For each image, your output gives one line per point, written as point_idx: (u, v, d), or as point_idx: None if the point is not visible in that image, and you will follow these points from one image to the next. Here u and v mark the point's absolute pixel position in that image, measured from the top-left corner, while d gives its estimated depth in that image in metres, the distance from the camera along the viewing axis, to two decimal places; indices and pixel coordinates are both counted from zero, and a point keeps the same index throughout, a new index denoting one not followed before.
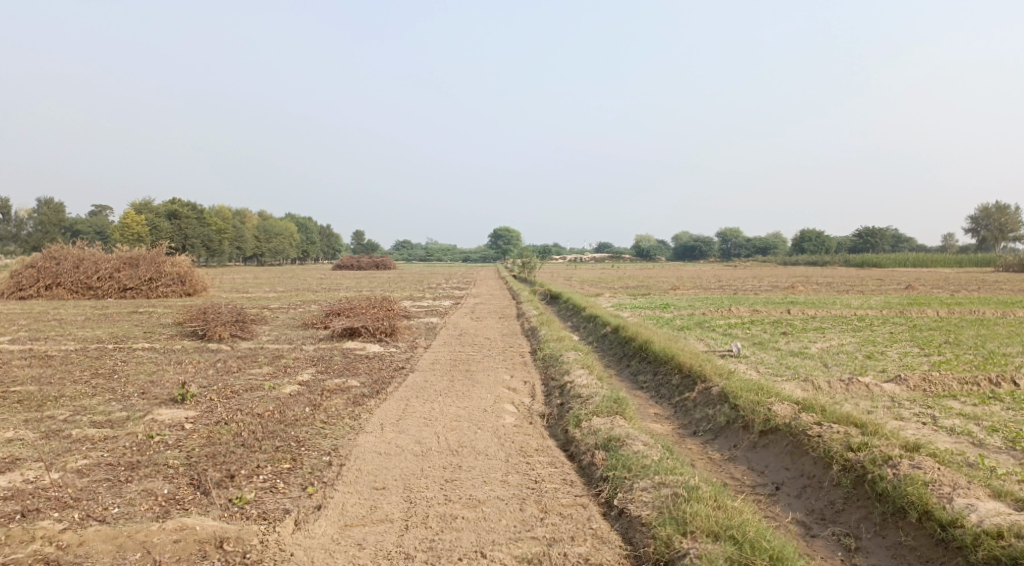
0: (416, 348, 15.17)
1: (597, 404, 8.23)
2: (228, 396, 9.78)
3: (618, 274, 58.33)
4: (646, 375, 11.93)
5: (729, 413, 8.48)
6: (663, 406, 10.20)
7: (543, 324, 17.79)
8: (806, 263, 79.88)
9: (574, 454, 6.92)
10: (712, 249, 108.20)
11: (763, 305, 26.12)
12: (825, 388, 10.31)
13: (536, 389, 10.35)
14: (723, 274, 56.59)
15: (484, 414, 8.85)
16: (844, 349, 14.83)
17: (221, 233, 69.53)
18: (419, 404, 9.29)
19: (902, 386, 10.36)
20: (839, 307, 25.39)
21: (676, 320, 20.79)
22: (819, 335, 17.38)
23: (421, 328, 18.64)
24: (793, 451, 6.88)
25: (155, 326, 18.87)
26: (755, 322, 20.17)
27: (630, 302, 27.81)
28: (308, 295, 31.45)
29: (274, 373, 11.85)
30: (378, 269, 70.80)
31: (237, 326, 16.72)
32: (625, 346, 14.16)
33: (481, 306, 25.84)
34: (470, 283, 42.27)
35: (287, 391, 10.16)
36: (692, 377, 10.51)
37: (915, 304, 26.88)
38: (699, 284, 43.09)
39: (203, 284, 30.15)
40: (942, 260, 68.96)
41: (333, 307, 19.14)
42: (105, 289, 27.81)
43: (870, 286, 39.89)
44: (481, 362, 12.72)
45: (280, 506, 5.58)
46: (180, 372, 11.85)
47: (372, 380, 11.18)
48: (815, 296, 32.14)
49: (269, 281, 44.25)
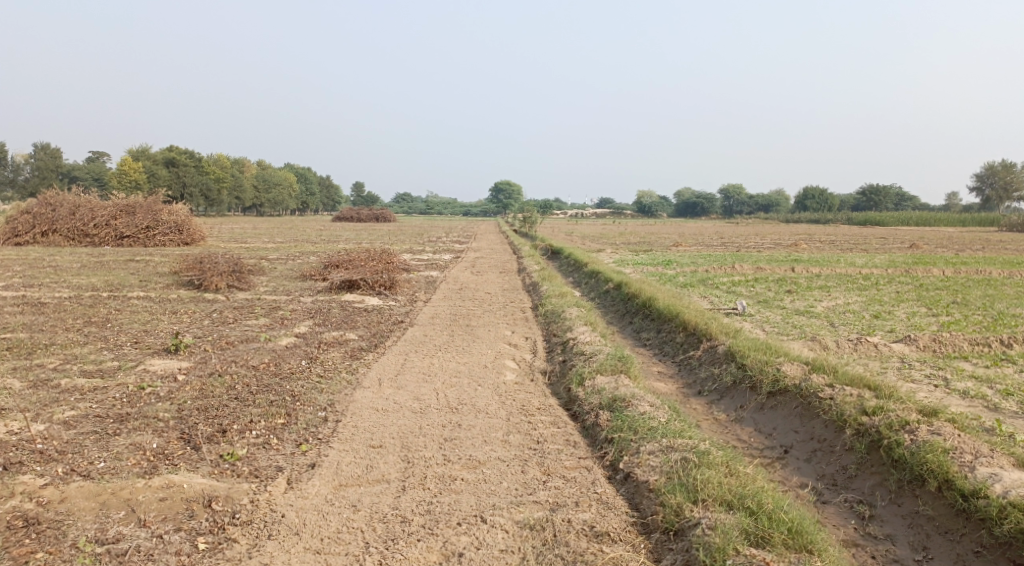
0: (416, 301, 14.93)
1: (601, 361, 7.99)
2: (223, 348, 9.56)
3: (619, 229, 57.81)
4: (650, 333, 11.72)
5: (736, 373, 8.27)
6: (667, 364, 10.01)
7: (545, 279, 17.54)
8: (809, 220, 79.30)
9: (576, 413, 6.70)
10: (714, 206, 107.31)
11: (766, 263, 25.84)
12: (833, 348, 10.09)
13: (538, 345, 10.14)
14: (724, 230, 56.11)
15: (485, 370, 8.64)
16: (850, 307, 14.59)
17: (219, 182, 68.71)
18: (418, 359, 9.08)
19: (912, 347, 10.14)
20: (844, 266, 25.10)
21: (679, 277, 20.54)
22: (825, 293, 17.13)
23: (420, 282, 18.38)
24: (803, 414, 6.68)
25: (151, 275, 18.62)
26: (759, 280, 19.91)
27: (632, 258, 27.49)
28: (307, 246, 31.12)
29: (270, 324, 11.63)
30: (378, 221, 70.23)
31: (234, 277, 16.45)
32: (628, 302, 13.93)
33: (481, 260, 25.55)
34: (471, 236, 41.89)
35: (284, 343, 9.94)
36: (697, 335, 10.28)
37: (920, 262, 26.61)
38: (701, 240, 42.75)
39: (201, 233, 29.82)
40: (945, 219, 68.50)
41: (332, 258, 18.84)
42: (102, 237, 27.48)
43: (873, 245, 39.54)
44: (482, 317, 12.49)
45: (272, 464, 5.37)
46: (175, 322, 11.62)
47: (370, 333, 10.95)
48: (818, 253, 31.88)
49: (267, 231, 43.84)
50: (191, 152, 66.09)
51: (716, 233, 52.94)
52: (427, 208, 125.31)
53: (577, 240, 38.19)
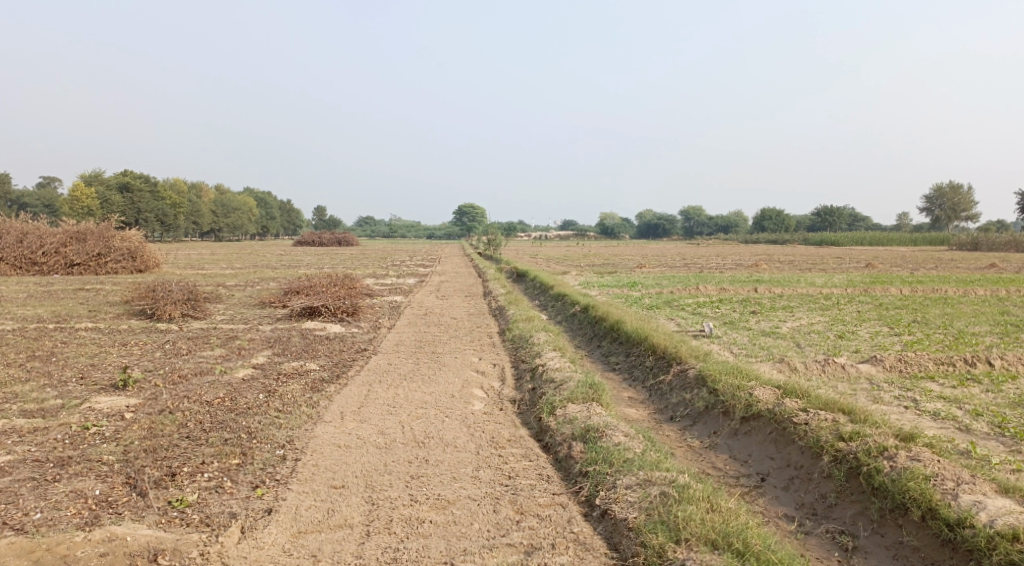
0: (380, 328, 14.54)
1: (572, 389, 7.79)
2: (175, 382, 9.06)
3: (583, 251, 58.16)
4: (619, 356, 11.59)
5: (708, 398, 8.15)
6: (637, 389, 9.86)
7: (511, 303, 17.33)
8: (768, 241, 81.00)
9: (549, 444, 6.47)
10: (675, 228, 109.04)
11: (729, 284, 26.10)
12: (802, 370, 10.08)
13: (507, 372, 9.89)
14: (687, 251, 56.88)
15: (452, 400, 8.35)
16: (815, 328, 14.73)
17: (176, 207, 67.03)
18: (382, 390, 8.74)
19: (878, 367, 10.21)
20: (805, 286, 25.50)
21: (645, 299, 20.56)
22: (788, 314, 17.31)
23: (384, 307, 17.98)
24: (778, 439, 6.59)
25: (101, 304, 17.80)
26: (724, 301, 20.05)
27: (597, 280, 27.50)
28: (266, 272, 30.34)
29: (227, 355, 11.13)
30: (340, 245, 69.30)
31: (189, 305, 15.83)
32: (595, 326, 13.81)
33: (447, 284, 25.22)
34: (436, 259, 41.49)
35: (240, 376, 9.48)
36: (667, 358, 10.18)
37: (877, 281, 27.22)
38: (664, 261, 43.19)
39: (155, 260, 28.88)
40: (896, 238, 70.73)
41: (292, 285, 18.32)
42: (50, 265, 26.33)
43: (831, 264, 40.45)
44: (448, 344, 12.19)
45: (225, 509, 4.99)
46: (124, 355, 11.02)
47: (332, 363, 10.55)
48: (779, 274, 32.44)
49: (226, 257, 42.75)
50: (147, 177, 64.42)
51: (679, 254, 53.65)
52: (391, 231, 124.38)
53: (542, 262, 38.15)
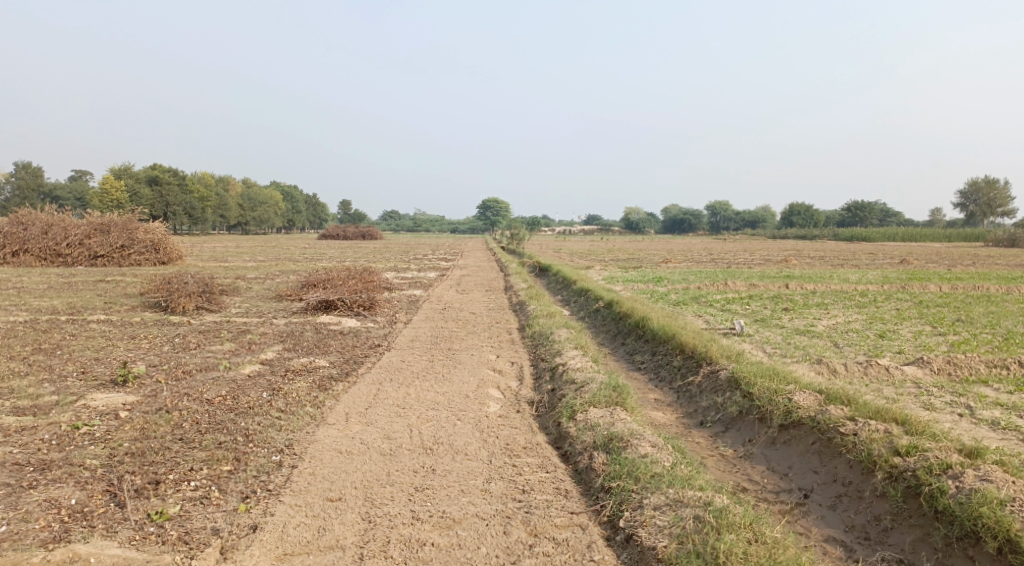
0: (396, 322, 14.07)
1: (594, 391, 7.22)
2: (178, 379, 8.66)
3: (607, 245, 57.40)
4: (644, 355, 11.00)
5: (742, 403, 7.53)
6: (663, 391, 9.26)
7: (532, 298, 16.76)
8: (796, 237, 79.32)
9: (567, 453, 5.92)
10: (701, 222, 107.49)
11: (758, 279, 25.25)
12: (842, 373, 9.37)
13: (524, 371, 9.35)
14: (713, 246, 55.73)
15: (466, 401, 7.82)
16: (852, 326, 13.94)
17: (203, 200, 67.59)
18: (392, 390, 8.24)
19: (926, 370, 9.45)
20: (838, 282, 24.55)
21: (671, 294, 19.87)
22: (823, 311, 16.50)
23: (402, 302, 17.52)
24: (823, 451, 5.97)
25: (119, 297, 17.63)
26: (753, 298, 19.24)
27: (622, 275, 26.85)
28: (288, 265, 30.14)
29: (236, 350, 10.74)
30: (364, 238, 69.33)
31: (204, 298, 15.55)
32: (619, 322, 13.22)
33: (467, 278, 24.70)
34: (458, 253, 41.13)
35: (247, 373, 9.06)
36: (695, 358, 9.57)
37: (914, 278, 26.11)
38: (689, 256, 42.26)
39: (178, 252, 28.91)
40: (930, 233, 68.65)
41: (309, 278, 17.97)
42: (75, 257, 26.42)
43: (864, 260, 39.16)
44: (465, 340, 11.67)
45: (207, 526, 4.57)
46: (131, 349, 10.70)
47: (343, 359, 10.09)
48: (810, 270, 31.38)
49: (250, 250, 42.79)
50: (175, 171, 65.08)
51: (706, 249, 52.55)
52: (415, 225, 124.56)
53: (564, 257, 37.48)
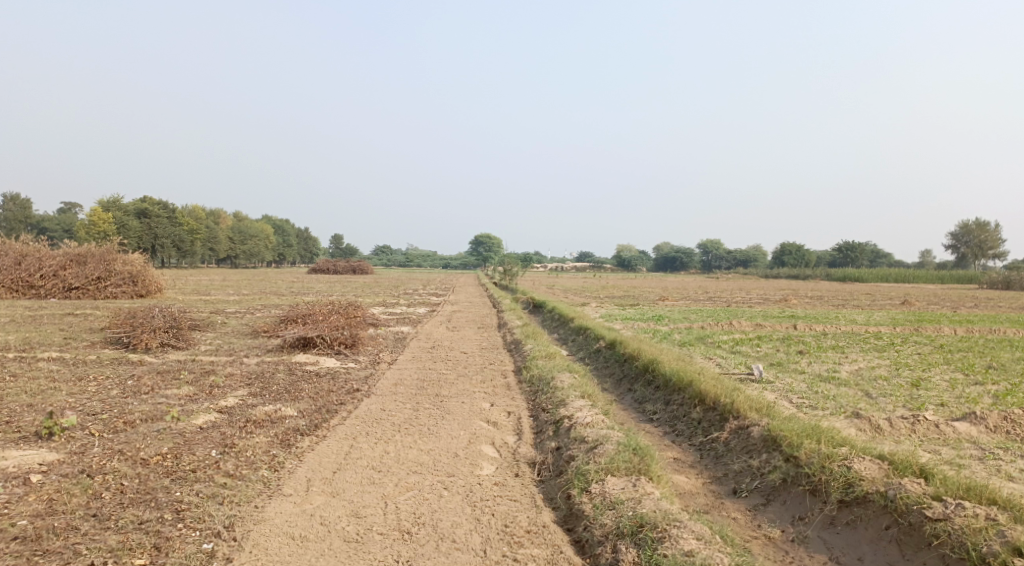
0: (379, 363, 12.76)
1: (611, 453, 5.97)
2: (116, 432, 7.34)
3: (600, 283, 56.27)
4: (656, 404, 9.79)
5: (786, 469, 6.33)
6: (683, 449, 8.02)
7: (528, 336, 15.53)
8: (789, 276, 78.81)
9: (581, 538, 4.70)
10: (694, 261, 107.05)
11: (763, 319, 24.13)
12: (887, 430, 8.15)
13: (523, 424, 8.11)
14: (707, 285, 54.81)
15: (455, 463, 6.54)
16: (879, 373, 12.74)
17: (192, 232, 66.23)
18: (367, 447, 6.95)
19: (983, 427, 8.26)
20: (846, 323, 23.45)
21: (675, 334, 18.70)
22: (840, 355, 15.33)
23: (388, 340, 16.20)
24: (903, 540, 4.94)
25: (82, 331, 16.26)
26: (763, 339, 18.05)
27: (620, 312, 25.69)
28: (272, 299, 28.82)
29: (193, 395, 9.42)
30: (354, 273, 67.94)
31: (171, 335, 14.23)
32: (624, 365, 12.04)
33: (458, 315, 23.43)
34: (450, 289, 39.90)
35: (199, 424, 7.75)
36: (719, 411, 8.39)
37: (923, 320, 25.13)
38: (686, 295, 41.18)
39: (158, 284, 27.53)
40: (923, 274, 68.03)
41: (289, 313, 16.67)
42: (48, 288, 24.95)
43: (864, 301, 38.25)
44: (455, 385, 10.38)
45: None
46: (74, 393, 9.35)
47: (315, 407, 8.77)
48: (813, 309, 30.24)
49: (236, 284, 41.25)
50: (164, 203, 63.88)
51: (701, 288, 51.51)
52: (406, 260, 123.54)
53: (557, 293, 36.26)
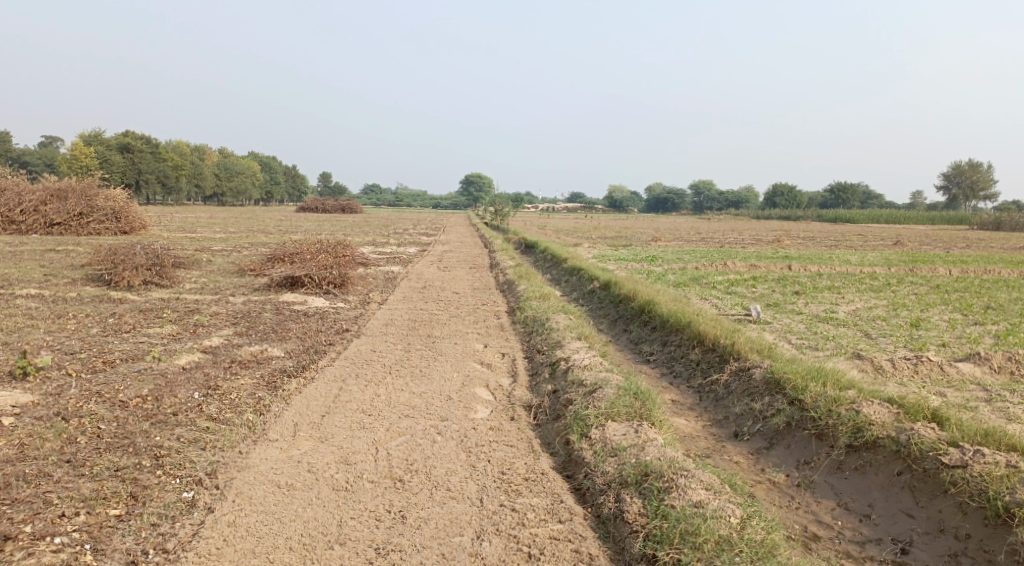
0: (370, 303, 12.46)
1: (611, 397, 5.73)
2: (94, 372, 7.03)
3: (592, 223, 55.77)
4: (653, 345, 9.59)
5: (791, 413, 6.14)
6: (681, 392, 7.83)
7: (521, 277, 15.21)
8: (781, 217, 78.53)
9: (582, 486, 4.50)
10: (685, 201, 106.32)
11: (757, 259, 23.93)
12: (889, 372, 7.99)
13: (518, 366, 7.87)
14: (698, 225, 54.43)
15: (448, 407, 6.30)
16: (877, 314, 12.59)
17: (177, 169, 64.67)
18: (357, 390, 6.69)
19: (986, 368, 8.13)
20: (840, 263, 23.29)
21: (669, 274, 18.46)
22: (837, 295, 15.17)
23: (379, 279, 15.84)
24: (917, 487, 4.83)
25: (63, 268, 15.78)
26: (758, 279, 17.84)
27: (613, 253, 25.40)
28: (260, 238, 28.24)
29: (177, 335, 9.09)
30: (343, 212, 66.92)
31: (154, 273, 13.80)
32: (619, 306, 11.80)
33: (450, 255, 23.03)
34: (440, 229, 39.34)
35: (182, 365, 7.44)
36: (718, 352, 8.18)
37: (916, 260, 25.01)
38: (678, 235, 40.83)
39: (142, 221, 26.84)
40: (914, 215, 67.84)
41: (276, 252, 16.23)
42: (28, 224, 24.22)
43: (856, 241, 38.11)
44: (447, 326, 10.11)
45: None
46: (52, 331, 8.99)
47: (303, 348, 8.48)
48: (806, 250, 30.08)
49: (223, 222, 40.48)
50: (147, 138, 62.06)
51: (694, 228, 51.20)
52: (397, 199, 121.98)
53: (549, 233, 35.81)
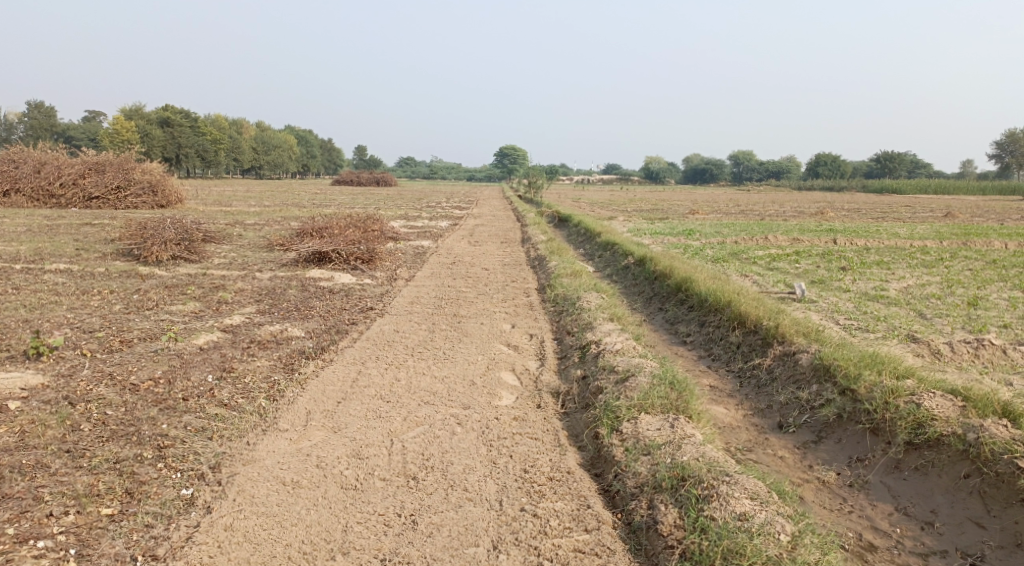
0: (397, 279, 12.16)
1: (644, 387, 5.30)
2: (111, 352, 6.86)
3: (627, 195, 54.62)
4: (690, 326, 9.09)
5: (842, 404, 5.62)
6: (720, 377, 7.35)
7: (553, 252, 14.74)
8: (823, 188, 75.95)
9: (612, 488, 4.11)
10: (724, 172, 103.67)
11: (800, 233, 22.95)
12: (948, 357, 7.37)
13: (547, 348, 7.47)
14: (738, 197, 52.82)
15: (471, 394, 5.95)
16: (931, 291, 11.80)
17: (215, 142, 65.31)
18: (376, 374, 6.38)
19: None
20: (888, 237, 22.19)
21: (707, 249, 17.76)
22: (887, 271, 14.33)
23: (407, 255, 15.54)
24: (988, 493, 4.34)
25: (97, 243, 15.85)
26: (801, 254, 17.02)
27: (648, 226, 24.68)
28: (293, 211, 28.20)
29: (199, 312, 8.92)
30: (377, 185, 66.98)
31: (183, 248, 13.72)
32: (655, 283, 11.28)
33: (481, 229, 22.62)
34: (473, 202, 38.85)
35: (199, 345, 7.23)
36: (761, 335, 7.65)
37: (970, 233, 23.66)
38: (716, 207, 39.64)
39: (178, 195, 27.04)
40: (965, 185, 64.75)
41: (306, 226, 16.05)
42: (68, 198, 24.51)
43: (904, 213, 36.42)
44: (474, 304, 9.76)
45: None
46: (75, 308, 8.91)
47: (324, 328, 8.21)
48: (851, 223, 28.79)
49: (259, 195, 40.72)
50: (185, 113, 62.76)
51: (733, 200, 49.68)
52: (431, 172, 121.81)
53: (583, 206, 35.06)
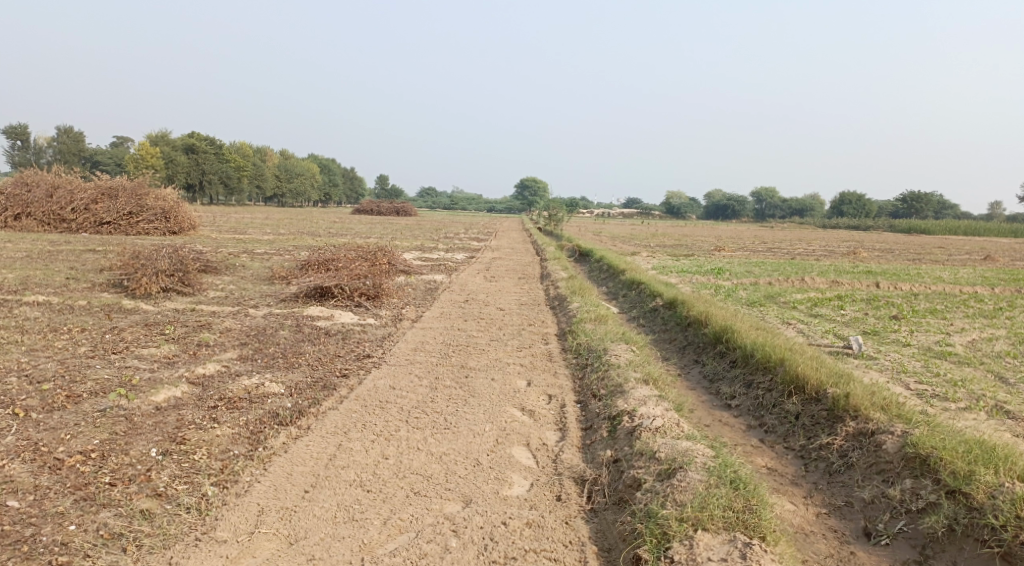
0: (402, 320, 11.04)
1: (698, 489, 4.07)
2: (49, 411, 5.73)
3: (650, 230, 53.28)
4: (733, 386, 7.78)
5: (952, 513, 4.38)
6: (778, 457, 6.03)
7: (574, 292, 13.53)
8: (849, 226, 74.07)
9: None
10: (747, 208, 102.13)
11: (838, 274, 21.46)
12: None
13: (569, 415, 6.23)
14: (763, 235, 51.29)
15: (474, 480, 4.72)
16: (1002, 348, 10.38)
17: (238, 170, 65.45)
18: (360, 449, 5.18)
19: None
20: (931, 281, 20.66)
21: (739, 291, 16.46)
22: (944, 321, 12.89)
23: (418, 291, 14.44)
24: None
25: (90, 272, 14.89)
26: (844, 299, 15.58)
27: (675, 263, 23.38)
28: (307, 241, 27.31)
29: (172, 358, 7.82)
30: (397, 215, 66.55)
31: (177, 279, 12.71)
32: (688, 332, 10.00)
33: (499, 262, 21.50)
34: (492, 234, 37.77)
35: (156, 404, 6.07)
36: (827, 406, 6.33)
37: (1021, 279, 21.99)
38: (743, 244, 38.23)
39: (191, 222, 26.13)
40: (996, 226, 62.53)
41: (312, 258, 15.01)
42: (79, 223, 23.84)
43: (940, 255, 34.67)
44: (486, 353, 8.56)
45: None
46: (36, 349, 7.89)
47: (309, 381, 7.05)
48: (888, 264, 27.12)
49: (278, 223, 40.07)
50: (210, 140, 63.02)
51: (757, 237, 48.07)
52: (451, 203, 121.85)
53: (604, 241, 33.83)
